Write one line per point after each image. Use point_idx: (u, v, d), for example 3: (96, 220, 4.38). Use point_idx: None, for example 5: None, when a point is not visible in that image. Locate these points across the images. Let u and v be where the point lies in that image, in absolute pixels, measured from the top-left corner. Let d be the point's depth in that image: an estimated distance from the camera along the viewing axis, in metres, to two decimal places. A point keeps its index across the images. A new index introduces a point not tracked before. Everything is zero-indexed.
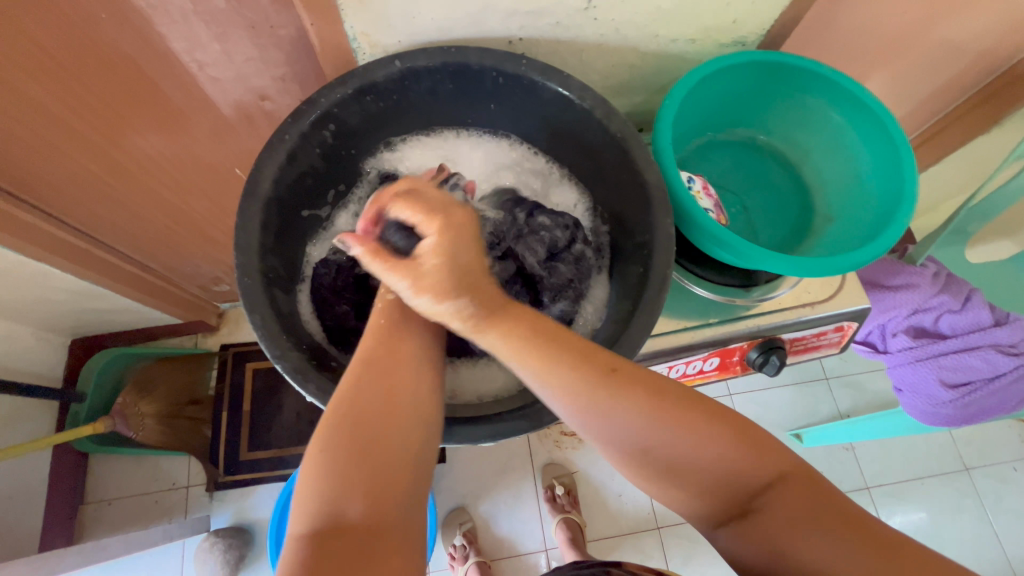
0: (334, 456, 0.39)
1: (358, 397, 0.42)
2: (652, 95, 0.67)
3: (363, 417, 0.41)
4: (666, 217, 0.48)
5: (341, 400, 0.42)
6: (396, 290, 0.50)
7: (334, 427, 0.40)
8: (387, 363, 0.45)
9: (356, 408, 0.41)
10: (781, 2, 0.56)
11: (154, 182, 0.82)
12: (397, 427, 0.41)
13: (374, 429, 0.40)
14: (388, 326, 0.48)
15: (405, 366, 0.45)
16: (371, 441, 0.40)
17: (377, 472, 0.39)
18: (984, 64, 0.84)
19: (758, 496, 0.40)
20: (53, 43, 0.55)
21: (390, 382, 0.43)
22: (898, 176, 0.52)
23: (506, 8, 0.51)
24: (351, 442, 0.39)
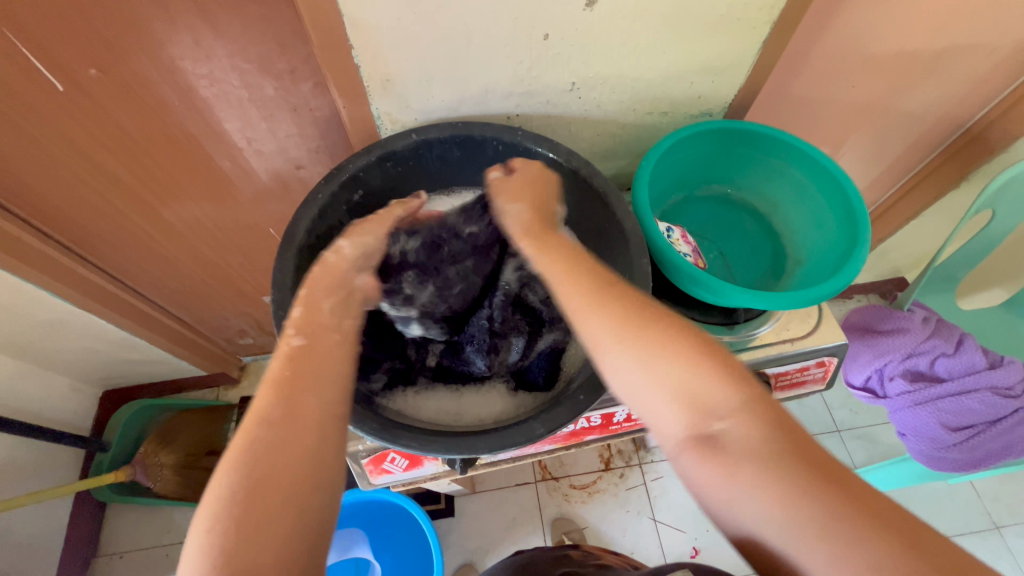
0: (233, 507, 0.37)
1: (263, 432, 0.39)
2: (635, 158, 0.76)
3: (269, 459, 0.38)
4: (642, 256, 0.55)
5: (242, 441, 0.39)
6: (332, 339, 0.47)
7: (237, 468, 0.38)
8: (295, 393, 0.42)
9: (255, 465, 0.38)
10: (737, 81, 0.66)
11: (197, 240, 0.92)
12: (304, 469, 0.39)
13: (277, 475, 0.38)
14: (300, 356, 0.44)
15: (318, 393, 0.42)
16: (267, 486, 0.38)
17: (281, 515, 0.37)
18: (941, 129, 0.92)
19: (720, 420, 0.39)
20: (133, 125, 0.67)
21: (300, 414, 0.41)
22: (853, 223, 0.59)
23: (504, 91, 0.61)
24: (247, 490, 0.37)
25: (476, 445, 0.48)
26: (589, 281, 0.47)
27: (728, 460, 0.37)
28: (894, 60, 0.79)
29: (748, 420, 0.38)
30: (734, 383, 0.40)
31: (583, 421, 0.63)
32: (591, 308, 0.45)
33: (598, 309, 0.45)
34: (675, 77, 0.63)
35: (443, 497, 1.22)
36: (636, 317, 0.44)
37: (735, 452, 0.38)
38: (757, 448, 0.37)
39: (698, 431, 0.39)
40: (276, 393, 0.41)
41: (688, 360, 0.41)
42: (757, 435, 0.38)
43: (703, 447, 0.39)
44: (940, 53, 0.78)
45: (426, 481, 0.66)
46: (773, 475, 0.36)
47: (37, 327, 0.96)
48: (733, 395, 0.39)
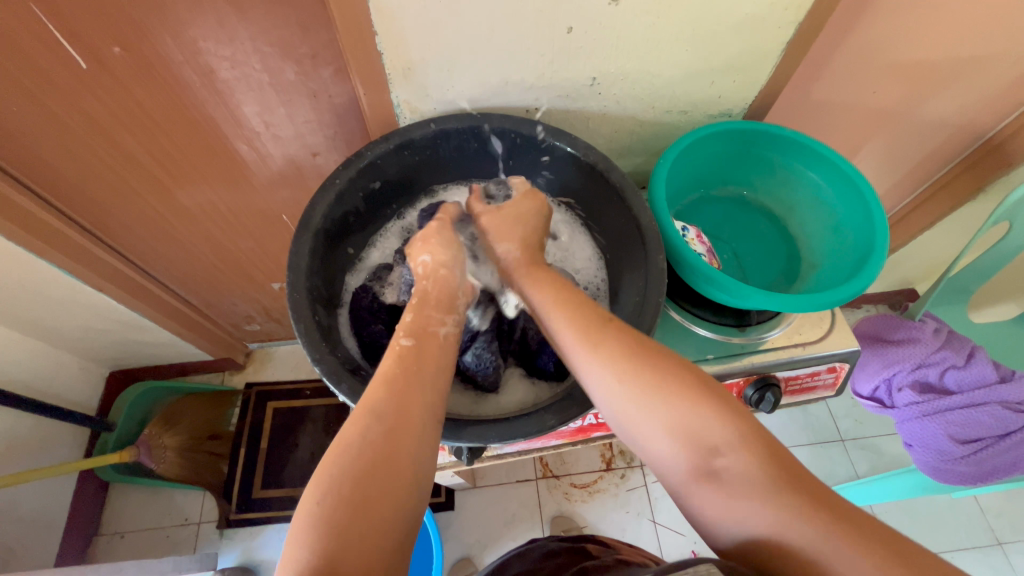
0: (333, 513, 0.37)
1: (366, 445, 0.41)
2: (651, 157, 0.76)
3: (375, 446, 0.41)
4: (658, 252, 0.55)
5: (346, 450, 0.41)
6: (411, 339, 0.49)
7: (353, 447, 0.41)
8: (396, 415, 0.43)
9: (364, 455, 0.40)
10: (759, 82, 0.65)
11: (210, 224, 0.93)
12: (394, 484, 0.40)
13: (381, 465, 0.40)
14: (407, 375, 0.46)
15: (418, 403, 0.44)
16: (366, 499, 0.38)
17: (373, 529, 0.37)
18: (962, 138, 0.91)
19: (722, 456, 0.41)
20: (153, 105, 0.67)
21: (400, 434, 0.42)
22: (872, 227, 0.59)
23: (524, 83, 0.61)
24: (360, 472, 0.39)
25: (486, 435, 0.48)
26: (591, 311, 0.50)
27: (731, 493, 0.40)
28: (918, 68, 0.78)
29: (744, 456, 0.40)
30: (728, 416, 0.42)
31: (589, 417, 0.63)
32: (591, 350, 0.47)
33: (597, 351, 0.47)
34: (697, 75, 0.63)
35: (443, 490, 1.21)
36: (627, 356, 0.46)
37: (737, 487, 0.40)
38: (758, 481, 0.39)
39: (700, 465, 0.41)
40: (376, 401, 0.43)
41: (685, 398, 0.43)
42: (756, 472, 0.40)
43: (707, 483, 0.41)
44: (964, 62, 0.77)
45: (431, 471, 0.66)
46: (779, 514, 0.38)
47: (48, 305, 0.97)
48: (730, 429, 0.42)
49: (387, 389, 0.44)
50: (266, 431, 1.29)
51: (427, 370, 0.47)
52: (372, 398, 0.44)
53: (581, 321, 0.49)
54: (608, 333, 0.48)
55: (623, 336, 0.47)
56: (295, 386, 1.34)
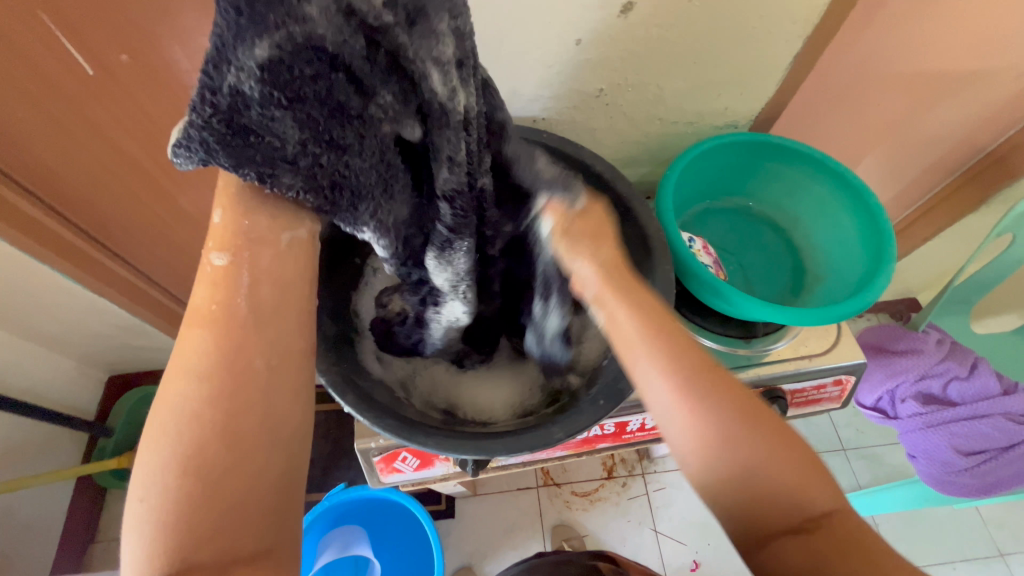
0: (166, 506, 0.32)
1: (191, 423, 0.33)
2: (656, 167, 0.76)
3: (204, 432, 0.33)
4: (665, 265, 0.55)
5: (167, 437, 0.32)
6: (225, 256, 0.36)
7: (171, 447, 0.32)
8: (230, 373, 0.34)
9: (193, 445, 0.32)
10: (765, 95, 0.66)
11: (212, 229, 0.92)
12: (228, 457, 0.33)
13: (221, 449, 0.32)
14: (237, 313, 0.35)
15: (245, 356, 0.34)
16: (217, 486, 0.32)
17: (225, 511, 0.32)
18: (965, 149, 0.91)
19: (808, 520, 0.36)
20: (159, 112, 0.67)
21: (236, 398, 0.33)
22: (879, 239, 0.59)
23: (531, 94, 0.61)
24: (192, 463, 0.32)
25: (493, 446, 0.48)
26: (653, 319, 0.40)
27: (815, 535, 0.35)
28: (921, 80, 0.78)
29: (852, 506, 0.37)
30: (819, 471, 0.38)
31: (596, 428, 0.63)
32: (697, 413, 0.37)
33: (703, 409, 0.38)
34: (704, 87, 0.63)
35: (443, 497, 1.21)
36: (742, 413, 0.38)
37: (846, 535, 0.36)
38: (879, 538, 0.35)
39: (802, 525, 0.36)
40: (194, 373, 0.34)
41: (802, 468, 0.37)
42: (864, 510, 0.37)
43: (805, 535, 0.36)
44: (967, 75, 0.77)
45: (435, 481, 0.66)
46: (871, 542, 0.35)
47: (48, 309, 0.96)
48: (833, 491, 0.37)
49: (217, 337, 0.35)
50: None
51: (268, 291, 0.36)
52: (184, 384, 0.33)
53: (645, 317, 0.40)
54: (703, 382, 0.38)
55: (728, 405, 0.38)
56: None
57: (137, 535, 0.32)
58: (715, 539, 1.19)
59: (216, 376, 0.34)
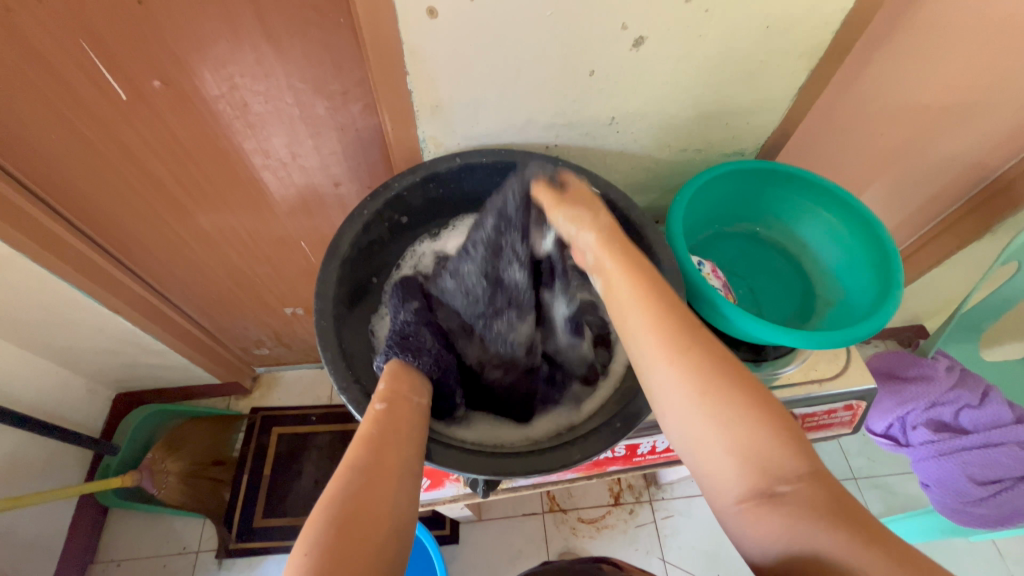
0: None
1: (343, 508, 0.38)
2: (666, 193, 0.78)
3: (355, 508, 0.39)
4: (678, 288, 0.56)
5: (317, 524, 0.38)
6: (384, 401, 0.47)
7: (321, 524, 0.38)
8: (373, 471, 0.41)
9: (341, 518, 0.38)
10: (771, 123, 0.68)
11: (229, 248, 0.94)
12: (368, 535, 0.37)
13: (364, 524, 0.38)
14: (385, 434, 0.45)
15: (393, 453, 0.43)
16: (357, 559, 0.36)
17: None
18: (968, 178, 0.93)
19: (784, 482, 0.39)
20: (186, 135, 0.70)
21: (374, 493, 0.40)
22: (887, 265, 0.59)
23: (546, 122, 0.63)
24: (337, 536, 0.37)
25: (510, 467, 0.48)
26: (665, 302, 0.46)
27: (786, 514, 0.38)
28: (923, 112, 0.80)
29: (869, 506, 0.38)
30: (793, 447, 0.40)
31: (608, 451, 0.62)
32: (704, 393, 0.42)
33: (712, 389, 0.42)
34: (712, 116, 0.65)
35: (448, 522, 1.19)
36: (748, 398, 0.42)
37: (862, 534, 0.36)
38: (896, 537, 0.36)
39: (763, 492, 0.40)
40: (348, 466, 0.41)
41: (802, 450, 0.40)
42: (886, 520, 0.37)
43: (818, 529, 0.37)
44: (966, 108, 0.80)
45: (444, 503, 0.65)
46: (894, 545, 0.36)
47: (63, 325, 0.97)
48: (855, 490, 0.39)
49: (369, 447, 0.43)
50: (269, 458, 1.27)
51: (404, 428, 0.46)
52: (340, 478, 0.41)
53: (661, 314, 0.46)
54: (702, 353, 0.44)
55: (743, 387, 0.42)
56: (300, 412, 1.33)
57: None
58: (725, 570, 1.16)
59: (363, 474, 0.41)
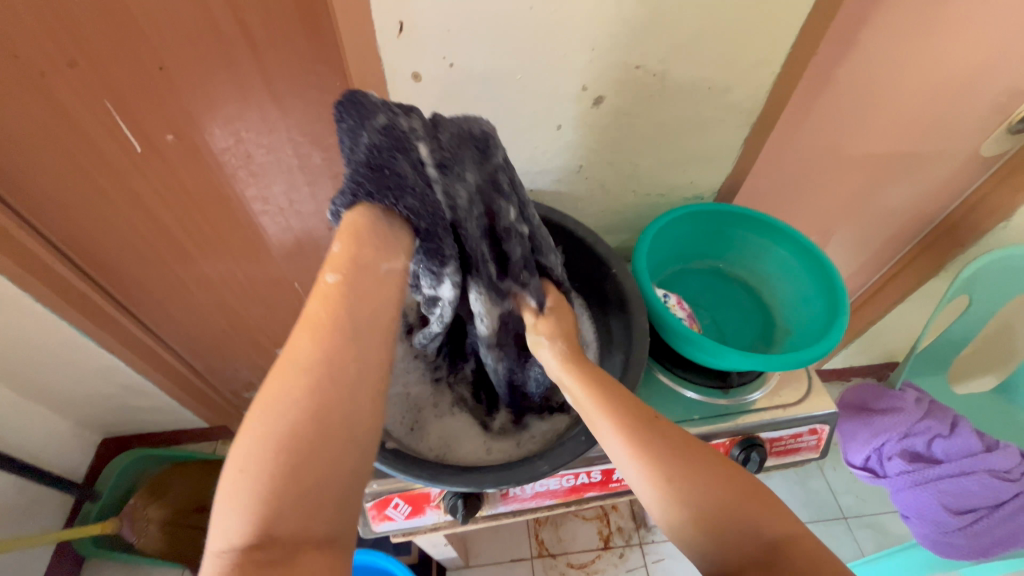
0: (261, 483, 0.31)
1: (298, 406, 0.33)
2: (636, 233, 0.84)
3: (308, 416, 0.33)
4: (641, 316, 0.61)
5: (267, 423, 0.33)
6: (336, 274, 0.38)
7: (267, 433, 0.32)
8: (339, 369, 0.35)
9: (291, 426, 0.33)
10: (725, 170, 0.75)
11: (225, 291, 0.99)
12: (317, 445, 0.33)
13: (323, 436, 0.33)
14: (338, 318, 0.36)
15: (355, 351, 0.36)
16: (304, 470, 0.32)
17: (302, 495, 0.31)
18: (916, 220, 1.01)
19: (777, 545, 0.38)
20: (192, 184, 0.76)
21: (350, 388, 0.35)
22: (833, 293, 0.65)
23: (521, 170, 0.70)
24: (291, 443, 0.32)
25: (483, 479, 0.50)
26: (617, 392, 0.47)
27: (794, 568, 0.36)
28: (865, 161, 0.89)
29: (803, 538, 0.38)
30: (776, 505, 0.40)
31: (583, 476, 0.64)
32: (641, 446, 0.43)
33: (652, 440, 0.43)
34: (670, 164, 0.72)
35: (434, 569, 1.16)
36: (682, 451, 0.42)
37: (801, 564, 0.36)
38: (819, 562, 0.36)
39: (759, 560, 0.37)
40: (301, 369, 0.34)
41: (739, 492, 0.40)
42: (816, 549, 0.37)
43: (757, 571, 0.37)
44: (903, 157, 0.88)
45: (426, 532, 0.67)
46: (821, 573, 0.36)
47: (57, 367, 1.00)
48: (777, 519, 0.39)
49: (321, 344, 0.35)
50: None
51: (365, 312, 0.37)
52: (287, 380, 0.34)
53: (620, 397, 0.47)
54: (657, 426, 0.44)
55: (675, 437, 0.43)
56: None
57: (223, 511, 0.31)
58: None
59: (318, 369, 0.35)
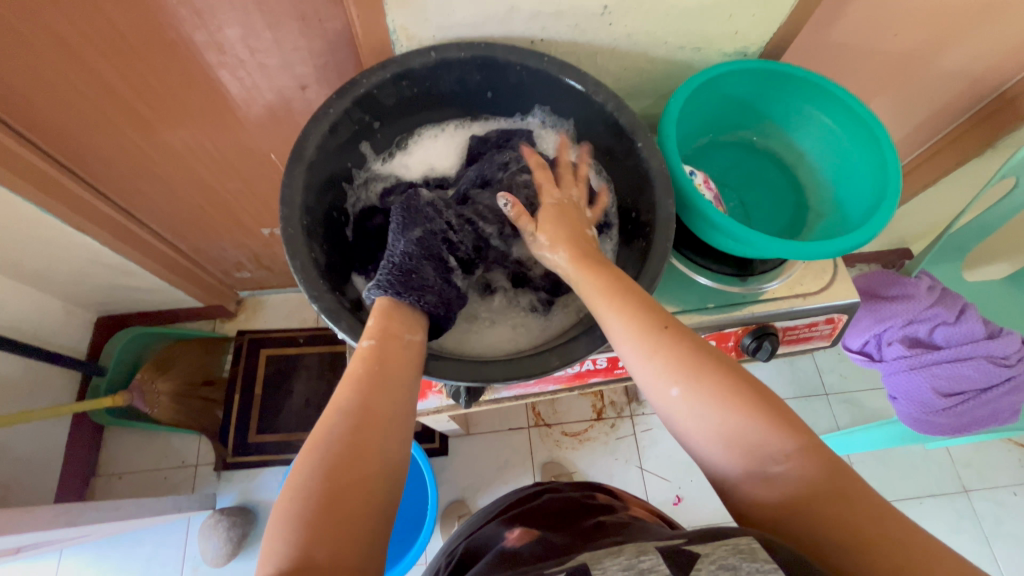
0: (302, 507, 0.36)
1: (331, 445, 0.40)
2: (659, 99, 0.73)
3: (336, 462, 0.39)
4: (669, 198, 0.53)
5: (313, 456, 0.39)
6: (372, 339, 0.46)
7: (307, 471, 0.38)
8: (381, 417, 0.42)
9: (329, 463, 0.39)
10: (778, 18, 0.62)
11: (194, 163, 0.88)
12: (349, 478, 0.38)
13: (347, 477, 0.38)
14: (375, 375, 0.45)
15: (381, 398, 0.43)
16: (335, 497, 0.37)
17: (331, 524, 0.36)
18: (978, 89, 0.88)
19: (777, 463, 0.39)
20: (123, 24, 0.62)
21: (369, 420, 0.42)
22: (884, 173, 0.57)
23: (531, 10, 0.57)
24: (322, 479, 0.38)
25: (491, 374, 0.48)
26: (638, 307, 0.47)
27: (786, 495, 0.38)
28: (942, 12, 0.74)
29: (806, 461, 0.39)
30: (788, 427, 0.40)
31: (588, 363, 0.63)
32: (647, 354, 0.45)
33: (654, 351, 0.45)
34: (715, 6, 0.58)
35: (437, 436, 1.24)
36: (688, 362, 0.44)
37: (794, 488, 0.38)
38: (813, 487, 0.38)
39: (755, 473, 0.40)
40: (335, 413, 0.42)
41: (741, 406, 0.41)
42: (815, 475, 0.38)
43: (759, 485, 0.40)
44: (988, 8, 0.73)
45: (429, 414, 0.67)
46: (812, 496, 0.38)
47: (26, 245, 0.93)
48: (788, 439, 0.40)
49: (357, 388, 0.43)
50: (259, 378, 1.29)
51: (398, 374, 0.46)
52: (320, 428, 0.41)
53: (641, 318, 0.46)
54: (665, 333, 0.45)
55: (678, 345, 0.45)
56: (287, 334, 1.33)
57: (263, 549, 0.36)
58: (698, 476, 1.23)
59: (329, 444, 0.40)
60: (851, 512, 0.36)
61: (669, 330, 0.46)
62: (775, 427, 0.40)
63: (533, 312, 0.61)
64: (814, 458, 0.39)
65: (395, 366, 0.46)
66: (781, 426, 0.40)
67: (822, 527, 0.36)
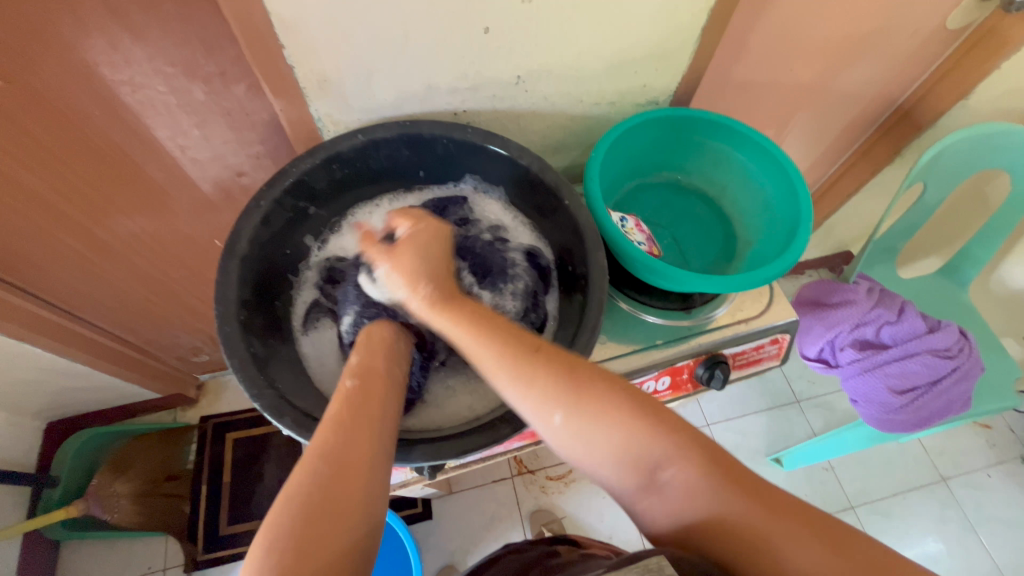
0: (297, 543, 0.35)
1: (315, 489, 0.37)
2: (586, 150, 0.77)
3: (329, 495, 0.37)
4: (598, 249, 0.55)
5: (301, 493, 0.37)
6: (356, 378, 0.46)
7: (293, 506, 0.36)
8: (347, 463, 0.39)
9: (316, 503, 0.36)
10: (681, 69, 0.67)
11: (136, 256, 0.87)
12: (346, 516, 0.37)
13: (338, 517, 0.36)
14: (357, 410, 0.43)
15: (365, 437, 0.41)
16: (324, 539, 0.35)
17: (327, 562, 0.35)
18: (877, 105, 0.96)
19: (666, 470, 0.41)
20: (47, 137, 0.62)
21: (325, 508, 0.37)
22: (796, 201, 0.61)
23: (449, 87, 0.60)
24: (310, 519, 0.36)
25: (444, 453, 0.48)
26: (504, 345, 0.45)
27: (674, 503, 0.41)
28: (830, 45, 0.81)
29: (687, 466, 0.41)
30: (660, 430, 0.42)
31: None
32: (523, 384, 0.44)
33: (531, 383, 0.44)
34: (619, 66, 0.63)
35: (418, 500, 1.20)
36: (564, 387, 0.43)
37: (679, 496, 0.40)
38: (699, 489, 0.40)
39: (643, 480, 0.42)
40: (323, 450, 0.39)
41: (615, 418, 0.42)
42: (696, 478, 0.40)
43: (651, 493, 0.42)
44: (868, 37, 0.81)
45: (396, 489, 0.66)
46: (710, 505, 0.39)
47: None
48: (668, 441, 0.42)
49: (342, 426, 0.41)
50: (226, 465, 1.24)
51: (377, 405, 0.44)
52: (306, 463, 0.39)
53: (513, 345, 0.45)
54: (536, 360, 0.44)
55: (553, 366, 0.44)
56: (253, 414, 1.29)
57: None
58: None
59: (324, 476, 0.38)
60: (748, 522, 0.38)
61: (540, 353, 0.45)
62: (657, 435, 0.42)
63: (487, 378, 0.61)
64: (692, 461, 0.41)
65: (373, 401, 0.44)
66: (656, 429, 0.42)
67: (718, 541, 0.38)
